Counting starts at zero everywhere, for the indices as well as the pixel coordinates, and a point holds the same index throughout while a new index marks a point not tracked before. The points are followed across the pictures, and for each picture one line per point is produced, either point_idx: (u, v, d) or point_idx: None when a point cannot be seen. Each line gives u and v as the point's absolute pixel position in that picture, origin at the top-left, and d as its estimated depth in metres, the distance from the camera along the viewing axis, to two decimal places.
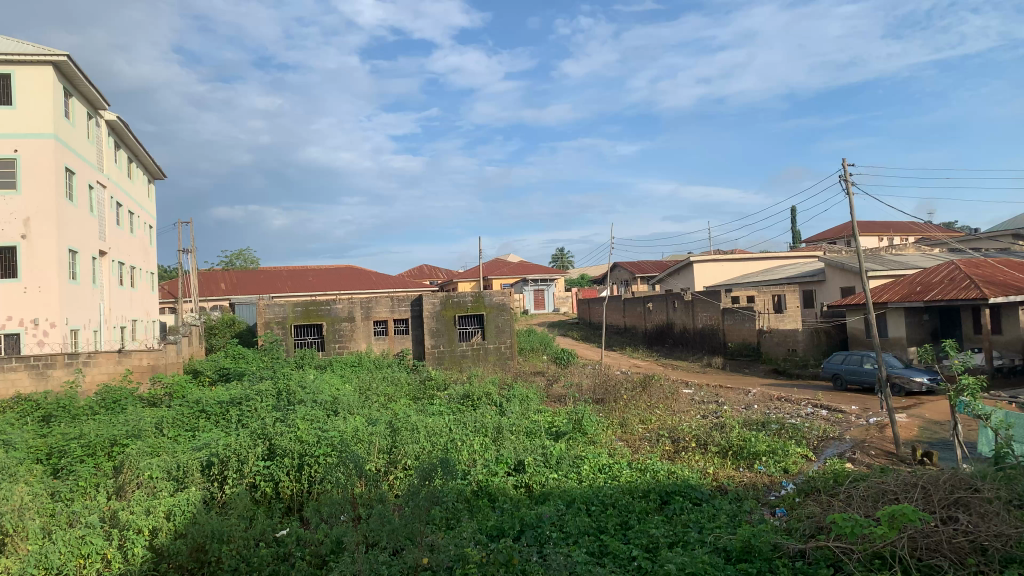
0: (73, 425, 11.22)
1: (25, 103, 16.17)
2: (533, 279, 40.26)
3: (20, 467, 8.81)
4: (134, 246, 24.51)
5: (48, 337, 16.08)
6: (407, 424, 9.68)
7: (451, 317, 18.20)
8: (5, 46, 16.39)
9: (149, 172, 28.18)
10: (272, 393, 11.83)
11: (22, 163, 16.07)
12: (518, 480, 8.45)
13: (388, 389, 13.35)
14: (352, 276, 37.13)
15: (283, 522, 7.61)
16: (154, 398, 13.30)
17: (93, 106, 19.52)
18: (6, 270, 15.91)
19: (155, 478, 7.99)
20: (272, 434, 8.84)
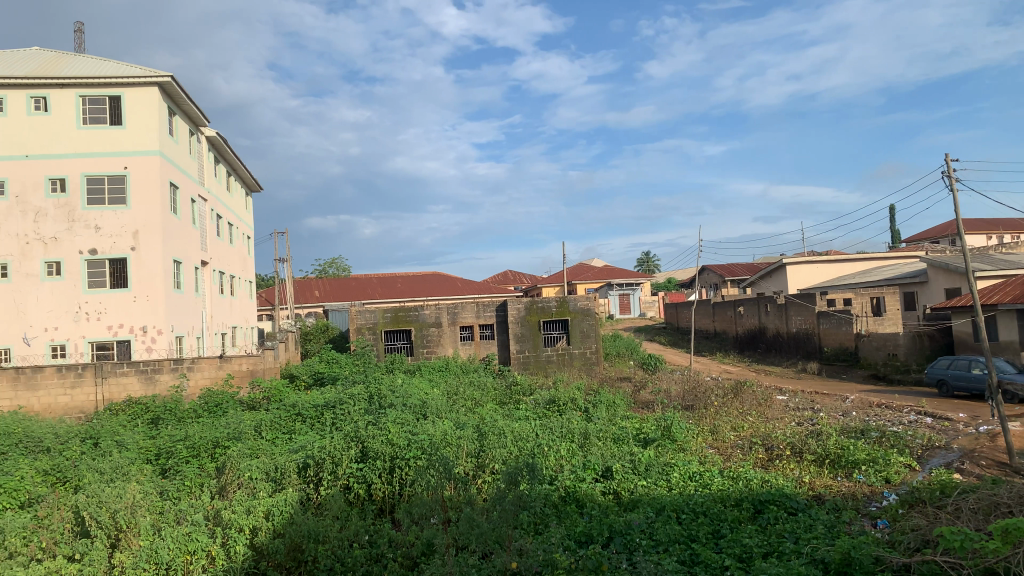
0: (179, 427, 11.81)
1: (133, 123, 17.15)
2: (618, 283, 39.95)
3: (132, 467, 9.34)
4: (233, 256, 25.62)
5: (156, 343, 16.96)
6: (494, 429, 9.75)
7: (536, 322, 18.27)
8: (115, 70, 17.46)
9: (247, 185, 29.35)
10: (363, 397, 12.11)
11: (131, 179, 17.04)
12: (607, 487, 8.37)
13: (474, 394, 13.48)
14: (439, 282, 37.72)
15: (376, 523, 7.79)
16: (253, 401, 13.85)
17: (195, 123, 20.52)
18: (118, 280, 16.93)
19: (254, 479, 8.34)
20: (365, 437, 9.10)
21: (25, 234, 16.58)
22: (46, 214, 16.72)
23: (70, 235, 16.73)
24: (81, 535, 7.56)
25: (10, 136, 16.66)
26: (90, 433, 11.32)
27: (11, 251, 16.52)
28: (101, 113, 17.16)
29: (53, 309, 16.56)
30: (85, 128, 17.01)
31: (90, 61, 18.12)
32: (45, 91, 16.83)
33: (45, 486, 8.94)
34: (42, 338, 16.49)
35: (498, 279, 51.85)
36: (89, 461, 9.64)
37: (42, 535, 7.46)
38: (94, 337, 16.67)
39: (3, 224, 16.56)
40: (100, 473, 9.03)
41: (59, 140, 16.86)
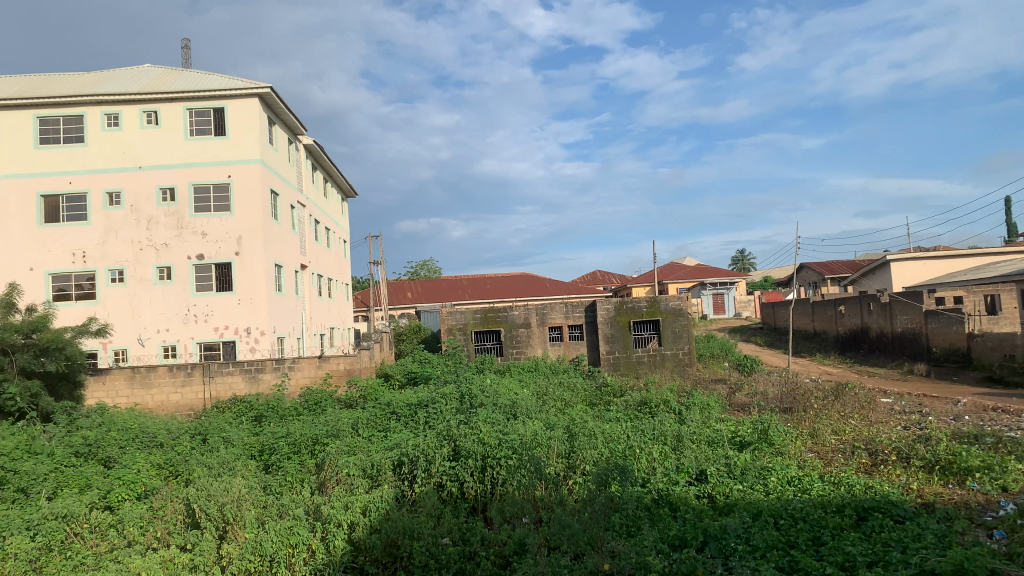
0: (281, 424, 12.27)
1: (236, 133, 17.91)
2: (711, 283, 39.13)
3: (237, 462, 9.79)
4: (330, 259, 26.46)
5: (259, 344, 17.67)
6: (585, 430, 9.71)
7: (626, 322, 18.12)
8: (218, 83, 18.29)
9: (343, 190, 30.26)
10: (455, 397, 12.26)
11: (234, 187, 17.82)
12: (701, 490, 8.20)
13: (564, 394, 13.47)
14: (528, 283, 37.87)
15: (469, 521, 7.89)
16: (350, 400, 14.29)
17: (293, 132, 21.27)
18: (224, 284, 17.74)
19: (351, 475, 8.62)
20: (457, 436, 9.23)
21: (140, 241, 17.61)
22: (158, 222, 17.69)
23: (180, 241, 17.65)
24: (192, 526, 7.99)
25: (126, 148, 17.73)
26: (199, 429, 11.90)
27: (126, 257, 17.57)
28: (206, 125, 18.02)
29: (165, 312, 17.50)
30: (191, 139, 17.90)
31: (197, 75, 19.07)
32: (156, 105, 17.83)
33: (158, 479, 9.46)
34: (155, 338, 17.46)
35: (588, 279, 51.66)
36: (199, 456, 10.14)
37: (157, 526, 7.92)
38: (202, 338, 17.52)
39: (119, 231, 17.63)
40: (208, 468, 9.53)
41: (168, 151, 17.81)
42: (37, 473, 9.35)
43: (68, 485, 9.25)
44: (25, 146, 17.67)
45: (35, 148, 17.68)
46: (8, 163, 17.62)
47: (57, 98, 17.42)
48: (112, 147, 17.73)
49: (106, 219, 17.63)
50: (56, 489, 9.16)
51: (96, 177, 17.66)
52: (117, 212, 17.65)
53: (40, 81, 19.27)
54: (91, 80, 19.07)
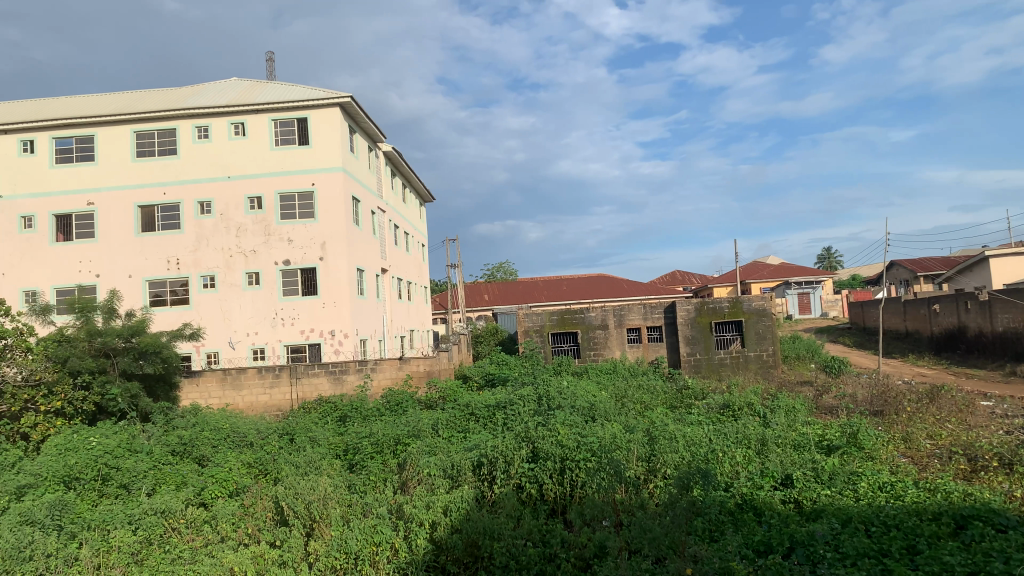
0: (364, 425, 12.55)
1: (319, 141, 18.42)
2: (795, 282, 38.02)
3: (323, 462, 10.09)
4: (409, 263, 26.93)
5: (343, 346, 18.10)
6: (665, 433, 9.58)
7: (707, 324, 17.80)
8: (301, 94, 18.85)
9: (421, 195, 30.74)
10: (533, 399, 12.27)
11: (318, 195, 18.33)
12: (787, 495, 7.98)
13: (643, 397, 13.32)
14: (606, 283, 37.64)
15: (549, 523, 7.89)
16: (430, 401, 14.49)
17: (372, 139, 21.73)
18: (309, 288, 18.28)
19: (432, 475, 8.77)
20: (536, 438, 9.23)
21: (229, 248, 18.33)
22: (246, 229, 18.37)
23: (267, 247, 18.28)
24: (280, 523, 8.27)
25: (215, 160, 18.48)
26: (286, 429, 12.28)
27: (217, 264, 18.31)
28: (290, 134, 18.59)
29: (254, 315, 18.16)
30: (277, 149, 18.50)
31: (281, 87, 19.68)
32: (243, 117, 18.50)
33: (248, 477, 9.81)
34: (245, 341, 18.13)
35: (666, 279, 50.99)
36: (286, 455, 10.47)
37: (248, 522, 8.23)
38: (289, 340, 18.09)
39: (210, 239, 18.39)
40: (296, 467, 9.85)
41: (255, 160, 18.46)
42: (137, 470, 9.83)
43: (166, 482, 9.70)
44: (124, 159, 18.60)
45: (132, 161, 18.59)
46: (109, 176, 18.59)
47: (152, 113, 18.28)
48: (203, 159, 18.49)
49: (198, 228, 18.41)
50: (155, 486, 9.63)
51: (188, 187, 18.46)
52: (208, 221, 18.40)
53: (135, 98, 20.24)
54: (183, 95, 19.94)
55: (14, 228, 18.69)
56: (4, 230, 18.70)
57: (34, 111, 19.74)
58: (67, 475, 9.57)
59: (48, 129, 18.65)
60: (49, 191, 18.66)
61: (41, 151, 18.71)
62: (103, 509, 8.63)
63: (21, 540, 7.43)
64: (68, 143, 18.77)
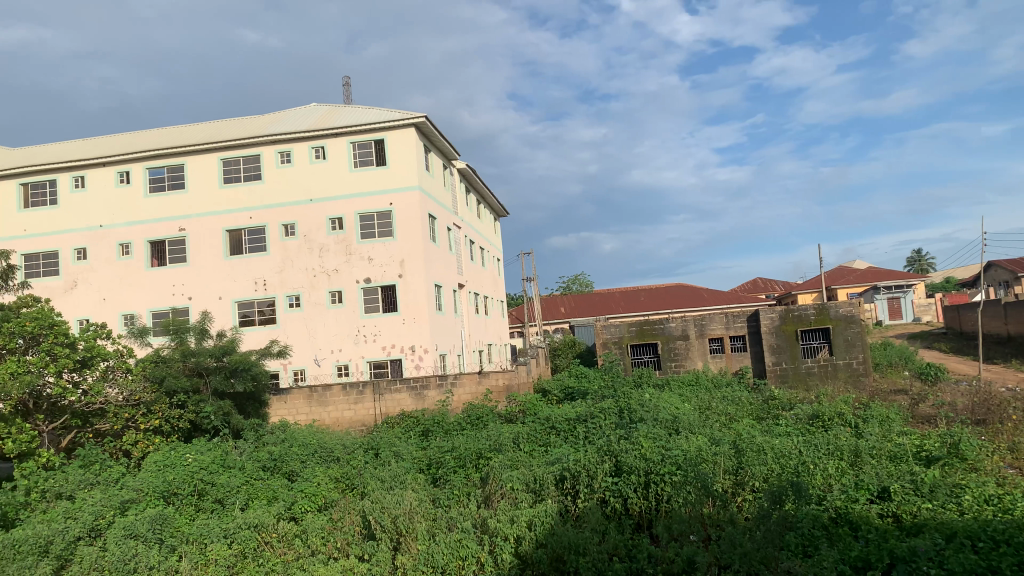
0: (446, 439, 12.67)
1: (395, 162, 18.80)
2: (885, 287, 36.58)
3: (408, 476, 10.25)
4: (486, 277, 27.12)
5: (423, 361, 18.33)
6: (753, 445, 9.33)
7: (792, 332, 17.31)
8: (377, 116, 19.29)
9: (495, 210, 30.96)
10: (614, 412, 12.12)
11: (396, 214, 18.69)
12: (884, 509, 7.68)
13: (728, 408, 13.01)
14: (684, 293, 37.02)
15: (634, 537, 7.79)
16: (510, 415, 14.52)
17: (447, 157, 22.03)
18: (390, 305, 18.62)
19: (515, 490, 8.82)
20: (619, 451, 9.10)
21: (313, 268, 18.87)
22: (329, 250, 18.88)
23: (349, 266, 18.74)
24: (368, 537, 8.41)
25: (298, 183, 19.08)
26: (371, 444, 12.50)
27: (302, 284, 18.87)
28: (368, 156, 19.02)
29: (337, 333, 18.62)
30: (355, 171, 18.96)
31: (358, 110, 20.20)
32: (323, 141, 19.06)
33: (336, 491, 10.03)
34: (330, 358, 18.59)
35: (748, 287, 49.78)
36: (372, 470, 10.65)
37: (337, 536, 8.41)
38: (371, 356, 18.44)
39: (295, 260, 18.97)
40: (381, 481, 10.03)
41: (335, 183, 18.97)
42: (232, 485, 10.20)
43: (258, 497, 10.02)
44: (212, 186, 19.41)
45: (220, 188, 19.38)
46: (198, 202, 19.42)
47: (238, 141, 19.02)
48: (286, 183, 19.12)
49: (283, 249, 19.03)
50: (249, 500, 9.96)
51: (273, 210, 19.10)
52: (293, 242, 19.00)
53: (221, 127, 21.08)
54: (266, 122, 20.67)
55: (113, 255, 19.71)
56: (104, 257, 19.74)
57: (129, 144, 20.81)
58: (167, 490, 10.00)
59: (143, 160, 19.64)
60: (144, 219, 19.62)
61: (137, 182, 19.72)
62: (200, 524, 8.98)
63: (126, 552, 7.82)
64: (160, 172, 19.69)
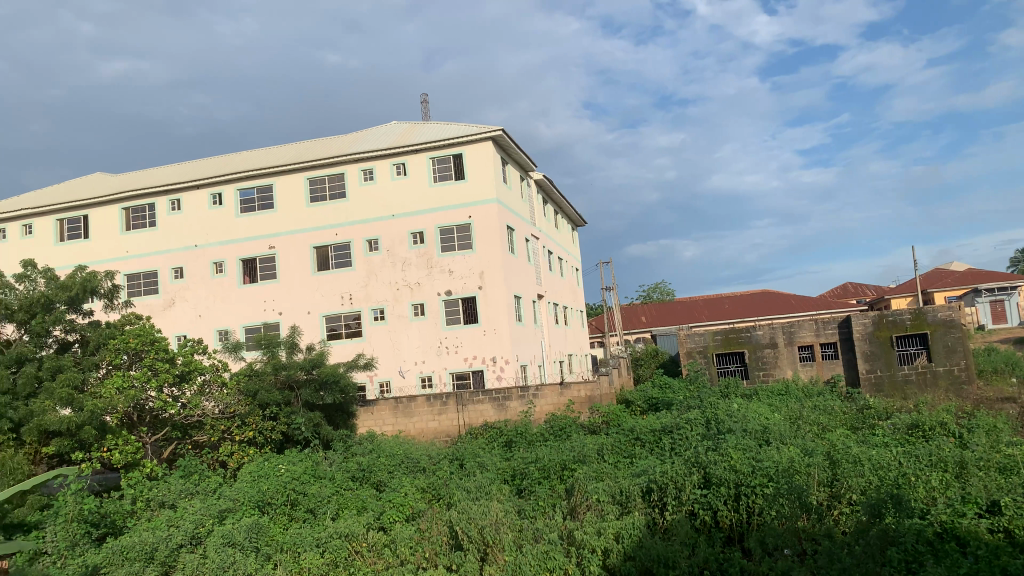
0: (530, 450, 12.68)
1: (474, 175, 19.01)
2: (986, 289, 34.73)
3: (493, 487, 10.31)
4: (565, 287, 27.10)
5: (505, 372, 18.42)
6: (849, 456, 9.00)
7: (887, 338, 16.65)
8: (455, 131, 19.55)
9: (573, 220, 30.92)
10: (701, 422, 11.86)
11: (475, 227, 18.88)
12: (994, 524, 7.28)
13: (820, 418, 12.59)
14: (770, 299, 36.09)
15: (725, 551, 7.61)
16: (594, 426, 14.43)
17: (524, 168, 22.13)
18: (470, 317, 18.80)
19: (602, 502, 8.78)
20: (707, 463, 8.89)
21: (396, 282, 19.25)
22: (411, 263, 19.22)
23: (431, 278, 19.03)
24: (455, 547, 8.48)
25: (381, 200, 19.51)
26: (456, 455, 12.61)
27: (386, 297, 19.26)
28: (447, 171, 19.30)
29: (421, 345, 18.91)
30: (435, 185, 19.27)
31: (437, 126, 20.52)
32: (403, 157, 19.45)
33: (423, 502, 10.14)
34: (413, 370, 18.89)
35: (837, 292, 48.17)
36: (457, 480, 10.74)
37: (425, 546, 8.50)
38: (454, 368, 18.66)
39: (379, 275, 19.39)
40: (467, 492, 10.11)
41: (416, 198, 19.31)
42: (323, 495, 10.45)
43: (347, 506, 10.26)
44: (299, 205, 20.05)
45: (307, 207, 19.99)
46: (286, 221, 20.08)
47: (323, 161, 19.61)
48: (369, 200, 19.58)
49: (367, 264, 19.48)
50: (339, 510, 10.21)
51: (357, 227, 19.59)
52: (376, 257, 19.42)
53: (306, 148, 21.76)
54: (348, 142, 21.24)
55: (208, 274, 20.57)
56: (200, 276, 20.61)
57: (221, 167, 21.71)
58: (261, 500, 10.33)
59: (234, 182, 20.46)
60: (236, 239, 20.40)
61: (229, 203, 20.55)
62: (294, 533, 9.24)
63: (225, 559, 8.12)
64: (250, 194, 20.47)
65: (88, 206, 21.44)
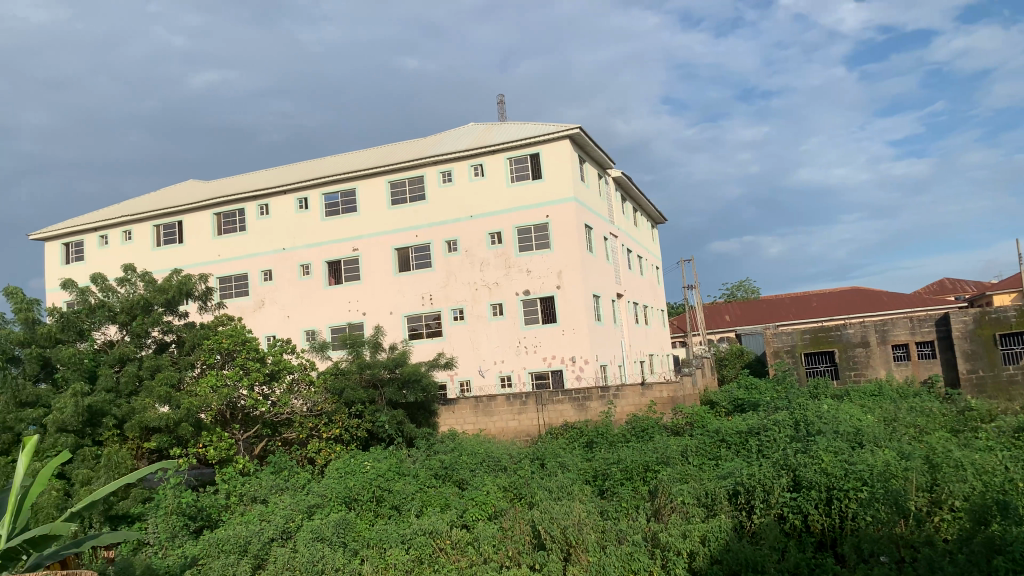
0: (612, 451, 12.57)
1: (551, 174, 18.99)
2: None
3: (575, 487, 10.28)
4: (645, 286, 26.78)
5: (584, 371, 18.31)
6: (950, 459, 8.58)
7: (990, 336, 15.86)
8: (532, 130, 19.56)
9: (653, 218, 30.55)
10: (789, 424, 11.49)
11: (553, 226, 18.85)
12: None
13: (918, 420, 12.05)
14: (860, 296, 34.80)
15: (817, 557, 7.37)
16: (677, 427, 14.20)
17: (602, 166, 21.97)
18: (549, 317, 18.78)
19: (687, 504, 8.66)
20: (797, 464, 8.64)
21: (475, 282, 19.41)
22: (489, 264, 19.35)
23: (509, 278, 19.11)
24: (538, 547, 8.48)
25: (459, 201, 19.71)
26: (537, 454, 12.63)
27: (465, 298, 19.44)
28: (525, 171, 19.33)
29: (500, 344, 19.02)
30: (512, 185, 19.33)
31: (514, 126, 20.58)
32: (481, 158, 19.59)
33: (505, 500, 10.17)
34: (493, 369, 19.01)
35: (934, 289, 46.04)
36: (539, 480, 10.72)
37: (508, 545, 8.51)
38: (533, 367, 18.68)
39: (458, 275, 19.59)
40: (549, 492, 10.10)
41: (494, 198, 19.43)
42: (407, 492, 10.61)
43: (431, 504, 10.39)
44: (381, 207, 20.45)
45: (388, 209, 20.37)
46: (369, 223, 20.52)
47: (402, 163, 19.95)
48: (448, 201, 19.81)
49: (446, 264, 19.72)
50: (423, 507, 10.35)
51: (437, 228, 19.85)
52: (455, 258, 19.64)
53: (387, 151, 22.17)
54: (428, 144, 21.53)
55: (295, 276, 21.19)
56: (288, 278, 21.27)
57: (306, 172, 22.34)
58: (348, 496, 10.58)
59: (319, 186, 21.02)
60: (322, 241, 20.96)
61: (314, 207, 21.13)
62: (380, 529, 9.40)
63: (314, 554, 8.35)
64: (334, 198, 20.99)
65: (183, 212, 22.39)
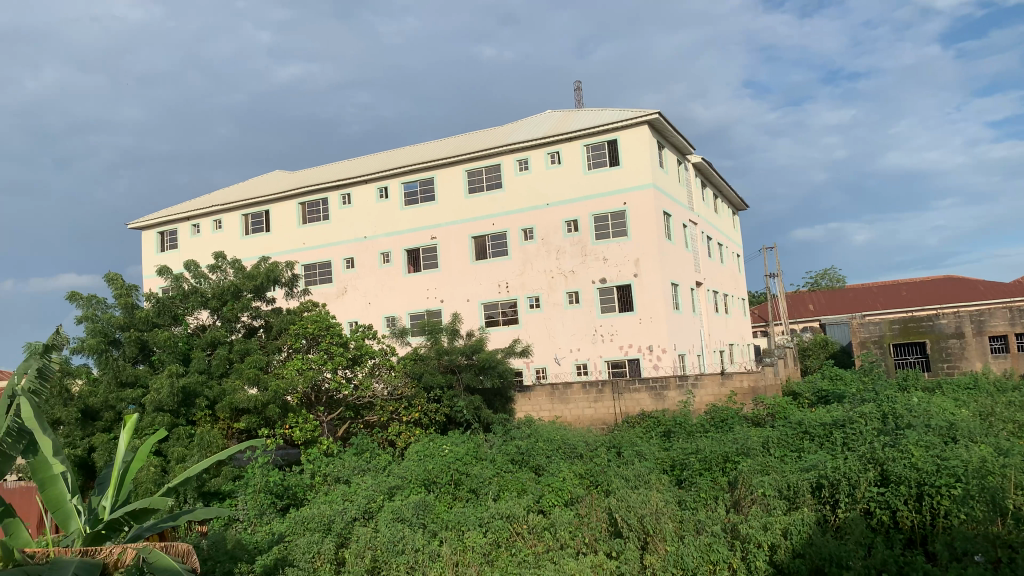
0: (690, 441, 12.42)
1: (628, 161, 18.79)
2: None
3: (652, 476, 10.22)
4: (726, 275, 26.26)
5: (661, 360, 18.09)
6: None
7: None
8: (610, 116, 19.38)
9: (733, 204, 29.87)
10: (877, 416, 11.11)
11: (630, 213, 18.67)
12: None
13: (1017, 415, 11.46)
14: (955, 285, 33.21)
15: (906, 554, 7.11)
16: (758, 418, 13.94)
17: (681, 152, 21.59)
18: (625, 305, 18.65)
19: (768, 496, 8.48)
20: (885, 458, 8.40)
21: (551, 270, 19.43)
22: (566, 252, 19.34)
23: (585, 266, 19.05)
24: (615, 535, 8.48)
25: (536, 189, 19.73)
26: (614, 442, 12.61)
27: (541, 286, 19.49)
28: (602, 158, 19.19)
29: (576, 333, 19.02)
30: (590, 173, 19.23)
31: (592, 113, 20.42)
32: (558, 146, 19.54)
33: (581, 487, 10.17)
34: (569, 357, 19.02)
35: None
36: (616, 468, 10.69)
37: (585, 531, 8.53)
38: (609, 356, 18.60)
39: (534, 263, 19.64)
40: (625, 480, 10.09)
41: (571, 186, 19.37)
42: (484, 475, 10.75)
43: (508, 487, 10.46)
44: (459, 196, 20.66)
45: (466, 197, 20.56)
46: (447, 212, 20.76)
47: (480, 152, 20.09)
48: (525, 189, 19.85)
49: (523, 252, 19.79)
50: (500, 491, 10.45)
51: (513, 216, 19.94)
52: (532, 246, 19.69)
53: (465, 140, 22.35)
54: (505, 132, 21.60)
55: (376, 263, 21.66)
56: (369, 265, 21.76)
57: (386, 162, 22.74)
58: (427, 478, 10.80)
59: (399, 176, 21.40)
60: (401, 230, 21.34)
61: (394, 196, 21.53)
62: (458, 512, 9.55)
63: (395, 535, 8.58)
64: (414, 187, 21.33)
65: (269, 201, 23.14)
